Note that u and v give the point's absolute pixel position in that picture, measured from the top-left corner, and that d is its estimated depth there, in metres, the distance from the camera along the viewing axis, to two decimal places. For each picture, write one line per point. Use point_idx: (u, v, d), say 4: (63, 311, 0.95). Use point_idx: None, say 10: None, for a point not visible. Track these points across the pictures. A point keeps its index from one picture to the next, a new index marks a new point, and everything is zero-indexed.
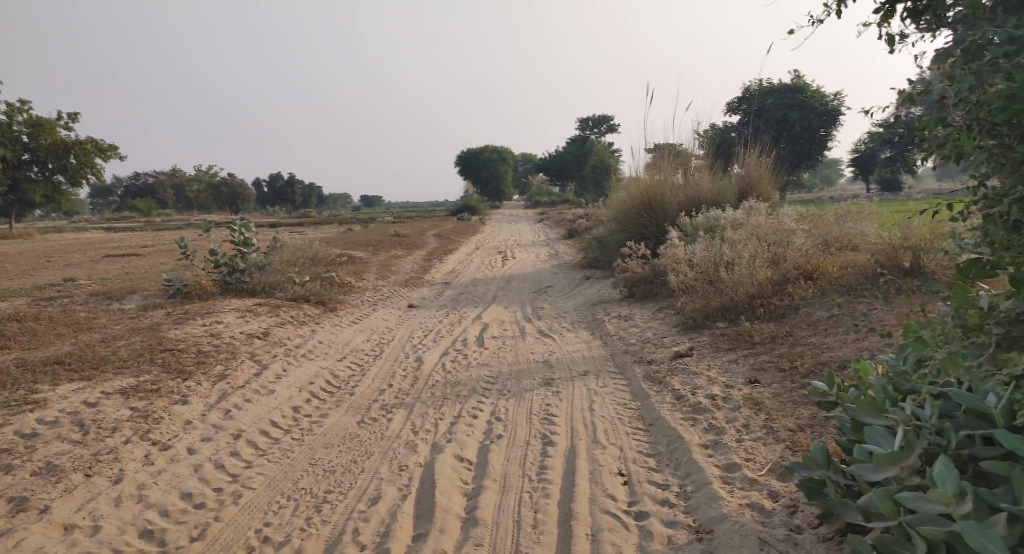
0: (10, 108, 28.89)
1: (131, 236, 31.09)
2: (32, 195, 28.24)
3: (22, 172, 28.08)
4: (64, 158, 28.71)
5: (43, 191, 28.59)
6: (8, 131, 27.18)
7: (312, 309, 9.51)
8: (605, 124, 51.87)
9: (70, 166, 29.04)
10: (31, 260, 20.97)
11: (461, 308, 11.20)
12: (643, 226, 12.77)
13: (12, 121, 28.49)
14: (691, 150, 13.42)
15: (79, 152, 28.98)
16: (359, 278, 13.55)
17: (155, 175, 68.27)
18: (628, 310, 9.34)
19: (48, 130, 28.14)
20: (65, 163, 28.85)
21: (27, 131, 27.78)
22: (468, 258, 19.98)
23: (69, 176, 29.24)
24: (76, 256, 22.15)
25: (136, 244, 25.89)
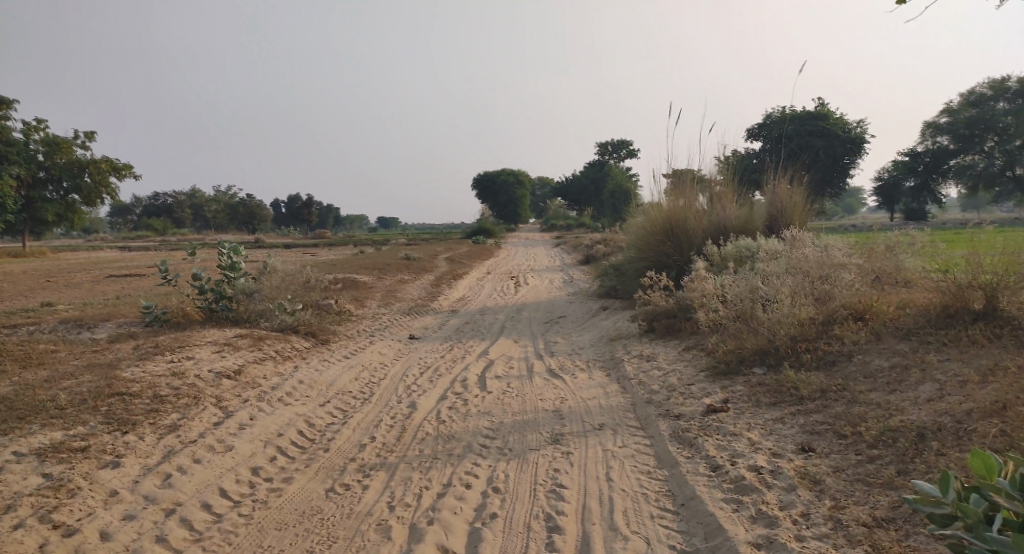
0: (30, 128, 28.75)
1: (143, 256, 30.66)
2: (45, 214, 27.81)
3: (37, 192, 27.72)
4: (79, 177, 28.43)
5: (57, 210, 28.16)
6: (24, 150, 26.90)
7: (301, 342, 8.71)
8: (625, 149, 51.19)
9: (86, 186, 28.70)
10: (33, 279, 20.41)
11: (465, 340, 10.34)
12: (664, 254, 11.88)
13: (30, 140, 28.31)
14: (716, 173, 12.53)
15: (95, 172, 28.69)
16: (359, 305, 12.73)
17: (174, 195, 68.45)
18: (648, 349, 8.43)
19: (65, 149, 27.90)
20: (80, 182, 28.55)
21: (42, 150, 27.48)
22: (479, 283, 19.13)
23: (84, 195, 28.89)
24: (81, 276, 21.59)
25: (145, 264, 25.32)
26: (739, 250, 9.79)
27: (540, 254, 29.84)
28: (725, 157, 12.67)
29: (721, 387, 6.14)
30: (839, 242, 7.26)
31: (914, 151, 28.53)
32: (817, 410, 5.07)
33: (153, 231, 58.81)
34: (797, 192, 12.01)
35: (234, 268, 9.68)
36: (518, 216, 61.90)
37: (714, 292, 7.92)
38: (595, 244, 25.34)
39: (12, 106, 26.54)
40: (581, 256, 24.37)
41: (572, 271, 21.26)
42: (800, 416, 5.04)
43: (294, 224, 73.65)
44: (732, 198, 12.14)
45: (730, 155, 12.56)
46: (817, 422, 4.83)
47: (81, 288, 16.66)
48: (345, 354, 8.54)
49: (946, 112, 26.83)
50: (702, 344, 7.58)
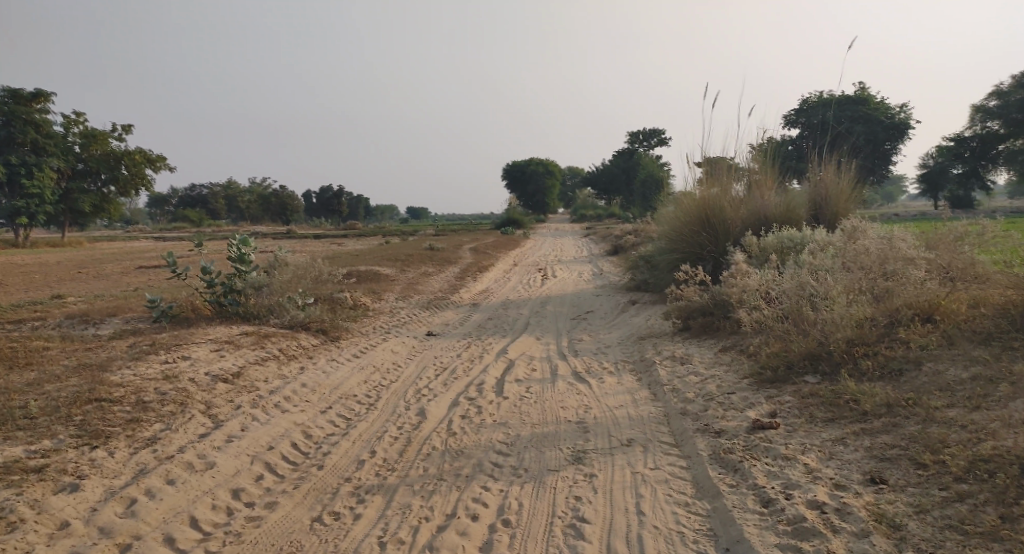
0: (66, 120, 28.72)
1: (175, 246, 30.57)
2: (83, 205, 27.68)
3: (77, 183, 27.70)
4: (113, 169, 28.42)
5: (94, 201, 28.04)
6: (63, 142, 26.85)
7: (312, 339, 8.18)
8: (656, 138, 50.05)
9: (122, 177, 28.60)
10: (63, 269, 20.25)
11: (486, 337, 9.73)
12: (698, 246, 11.13)
13: (67, 132, 28.31)
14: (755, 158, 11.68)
15: (130, 163, 28.52)
16: (378, 299, 12.19)
17: (207, 186, 69.02)
18: (682, 350, 7.71)
19: (100, 141, 27.90)
20: (117, 174, 28.46)
21: (80, 142, 27.49)
22: (505, 275, 18.50)
23: (120, 187, 28.81)
24: (110, 266, 21.42)
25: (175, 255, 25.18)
26: (782, 241, 9.03)
27: (569, 245, 29.10)
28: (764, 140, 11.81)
29: (768, 396, 5.42)
30: (901, 232, 6.46)
31: (964, 135, 26.94)
32: (885, 429, 4.36)
33: (187, 221, 59.40)
34: (843, 176, 11.14)
35: (245, 260, 9.27)
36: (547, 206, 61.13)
37: (757, 288, 7.17)
38: (625, 234, 24.52)
39: (48, 98, 26.54)
40: (611, 247, 23.56)
41: (602, 263, 20.51)
42: (864, 436, 4.34)
43: (325, 215, 73.82)
44: (772, 184, 11.30)
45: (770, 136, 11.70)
46: (885, 445, 4.12)
47: (104, 279, 16.41)
48: (355, 353, 7.98)
49: (997, 95, 25.05)
50: (745, 347, 6.85)
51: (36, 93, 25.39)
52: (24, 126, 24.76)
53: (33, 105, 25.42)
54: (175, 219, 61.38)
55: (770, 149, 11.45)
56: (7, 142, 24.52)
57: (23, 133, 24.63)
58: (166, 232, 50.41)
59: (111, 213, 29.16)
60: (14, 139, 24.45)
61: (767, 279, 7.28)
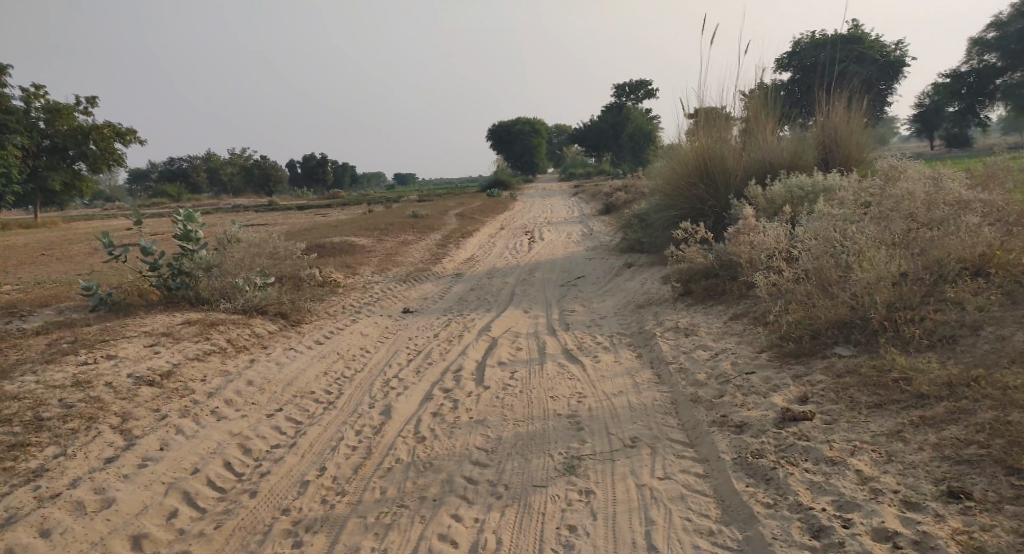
0: (29, 95, 27.24)
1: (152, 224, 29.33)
2: (51, 182, 26.33)
3: (43, 161, 26.23)
4: (83, 145, 26.83)
5: (63, 179, 26.70)
6: (25, 118, 25.35)
7: (271, 325, 7.24)
8: (643, 90, 48.65)
9: (91, 153, 27.12)
10: (29, 251, 19.21)
11: (466, 313, 8.83)
12: (697, 201, 10.22)
13: (30, 108, 26.78)
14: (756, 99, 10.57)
15: (99, 138, 26.96)
16: (351, 274, 11.24)
17: (186, 159, 66.99)
18: (685, 319, 6.82)
19: (65, 116, 26.24)
20: (86, 149, 26.99)
21: (44, 117, 25.97)
22: (492, 240, 17.49)
23: (90, 163, 27.33)
24: (79, 247, 20.29)
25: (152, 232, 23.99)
26: (791, 191, 8.22)
27: (560, 205, 28.00)
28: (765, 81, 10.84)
29: (795, 375, 4.54)
30: (945, 172, 5.49)
31: (960, 71, 25.74)
32: (953, 418, 3.44)
33: (167, 195, 57.71)
34: (854, 116, 10.19)
35: (192, 238, 8.23)
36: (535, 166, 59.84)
37: (772, 245, 6.24)
38: (615, 191, 23.52)
39: (8, 74, 24.97)
40: (601, 206, 22.55)
41: (594, 223, 19.51)
42: (924, 428, 3.45)
43: (311, 185, 72.16)
44: (775, 128, 10.36)
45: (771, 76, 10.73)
46: (958, 441, 3.26)
47: (65, 262, 15.26)
48: (317, 339, 7.05)
49: (993, 27, 24.62)
50: (762, 315, 5.95)
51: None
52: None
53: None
54: (155, 195, 59.66)
55: (772, 90, 10.49)
56: None
57: None
58: (149, 210, 48.92)
59: (82, 190, 27.72)
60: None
61: (783, 233, 6.35)
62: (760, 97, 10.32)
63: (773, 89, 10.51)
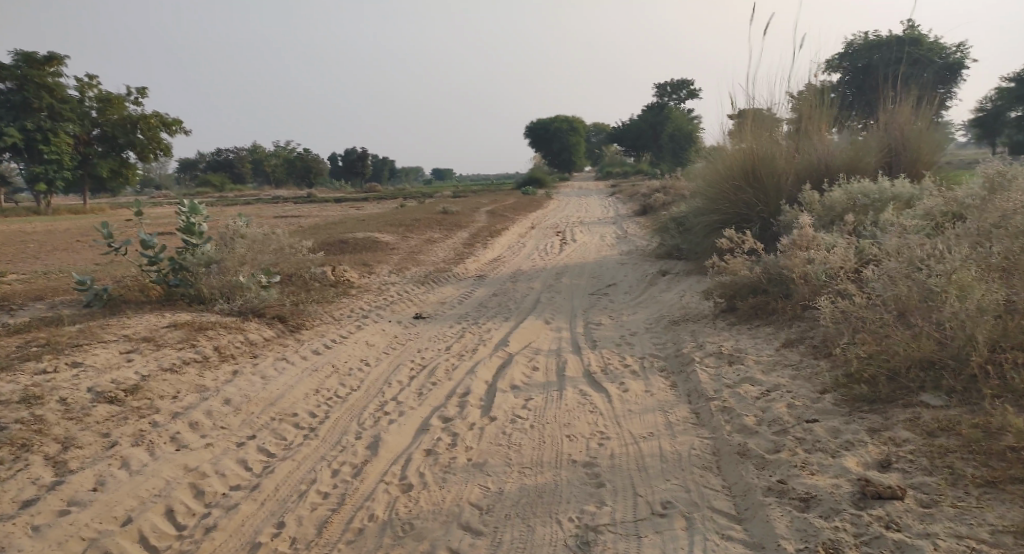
0: (79, 82, 27.19)
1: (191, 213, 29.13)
2: (100, 171, 26.10)
3: (90, 148, 26.06)
4: (129, 133, 26.49)
5: (111, 167, 26.41)
6: (78, 107, 25.27)
7: (270, 329, 6.59)
8: (686, 90, 47.28)
9: (139, 142, 26.82)
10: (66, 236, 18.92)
11: (484, 323, 8.09)
12: (744, 206, 9.32)
13: (81, 96, 26.70)
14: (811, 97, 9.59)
15: (146, 128, 26.69)
16: (369, 275, 10.56)
17: (232, 150, 67.53)
18: (727, 342, 5.98)
19: (115, 105, 26.07)
20: (134, 139, 26.68)
21: (96, 106, 25.84)
22: (520, 240, 16.70)
23: (138, 152, 27.06)
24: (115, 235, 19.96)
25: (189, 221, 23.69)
26: (853, 198, 7.33)
27: (594, 205, 27.07)
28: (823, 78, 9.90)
29: (871, 428, 3.70)
30: None
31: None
32: None
33: (213, 186, 58.18)
34: (924, 115, 9.13)
35: (194, 232, 7.51)
36: (572, 165, 58.82)
37: (837, 263, 5.40)
38: (655, 193, 22.49)
39: (61, 60, 24.96)
40: (639, 207, 21.57)
41: (628, 225, 18.58)
42: None
43: (348, 178, 72.32)
44: (832, 128, 9.37)
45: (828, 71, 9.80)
46: None
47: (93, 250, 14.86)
48: (318, 346, 6.34)
49: None
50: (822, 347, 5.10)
51: (48, 57, 23.96)
52: (37, 90, 23.31)
53: (45, 69, 23.86)
54: (199, 183, 60.16)
55: (831, 86, 9.54)
56: (22, 107, 23.20)
57: (37, 98, 23.28)
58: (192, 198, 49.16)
59: (129, 178, 27.39)
60: (28, 103, 23.00)
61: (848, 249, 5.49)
62: (816, 92, 9.39)
63: (831, 85, 9.56)
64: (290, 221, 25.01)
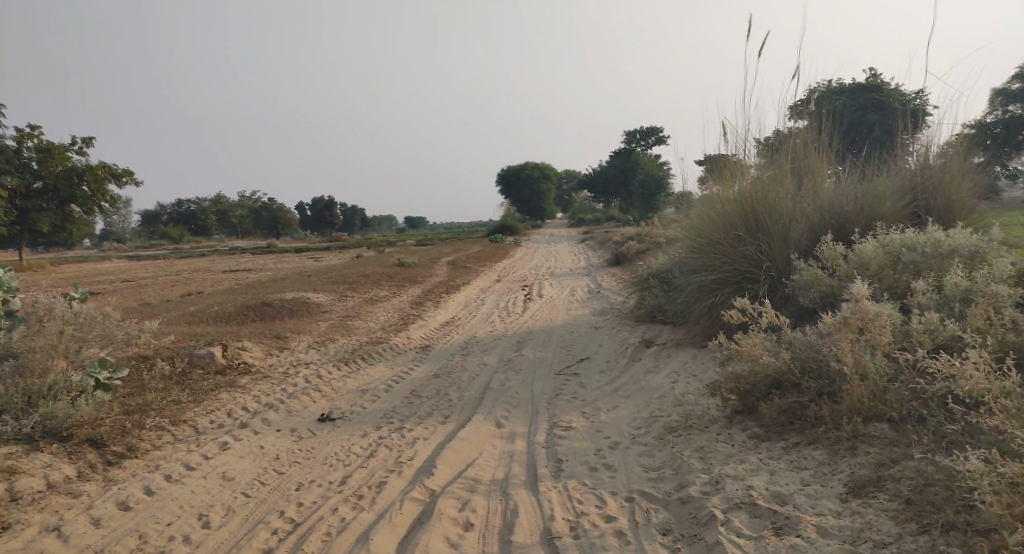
0: (21, 132, 24.18)
1: (138, 270, 26.13)
2: (40, 225, 22.41)
3: (31, 202, 22.53)
4: (73, 186, 23.15)
5: (53, 220, 22.68)
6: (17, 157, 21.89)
7: (69, 464, 4.60)
8: (654, 136, 46.26)
9: (83, 196, 23.32)
10: None
11: (412, 425, 5.94)
12: (745, 264, 7.36)
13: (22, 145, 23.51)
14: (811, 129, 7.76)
15: (92, 180, 23.24)
16: (280, 353, 8.33)
17: (197, 201, 64.54)
18: (759, 478, 3.87)
19: (60, 156, 22.78)
20: (77, 192, 23.28)
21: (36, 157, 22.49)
22: (479, 298, 14.60)
23: (83, 207, 23.73)
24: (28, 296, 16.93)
25: (131, 281, 20.84)
26: (894, 252, 5.57)
27: (565, 254, 25.19)
28: (820, 108, 8.15)
29: None
30: None
31: None
32: None
33: (169, 238, 55.01)
34: (956, 142, 7.32)
35: None
36: (542, 212, 57.36)
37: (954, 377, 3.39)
38: (629, 240, 20.68)
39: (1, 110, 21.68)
40: (611, 256, 19.69)
41: (600, 278, 16.59)
42: None
43: (315, 227, 70.03)
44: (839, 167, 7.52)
45: (827, 101, 8.23)
46: None
47: None
48: (130, 492, 4.43)
49: None
50: (948, 521, 3.11)
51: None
52: None
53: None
54: (158, 236, 56.73)
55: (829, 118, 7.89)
56: None
57: None
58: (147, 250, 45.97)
59: (75, 232, 23.89)
60: None
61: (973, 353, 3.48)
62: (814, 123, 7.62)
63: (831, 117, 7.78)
64: (238, 277, 22.50)
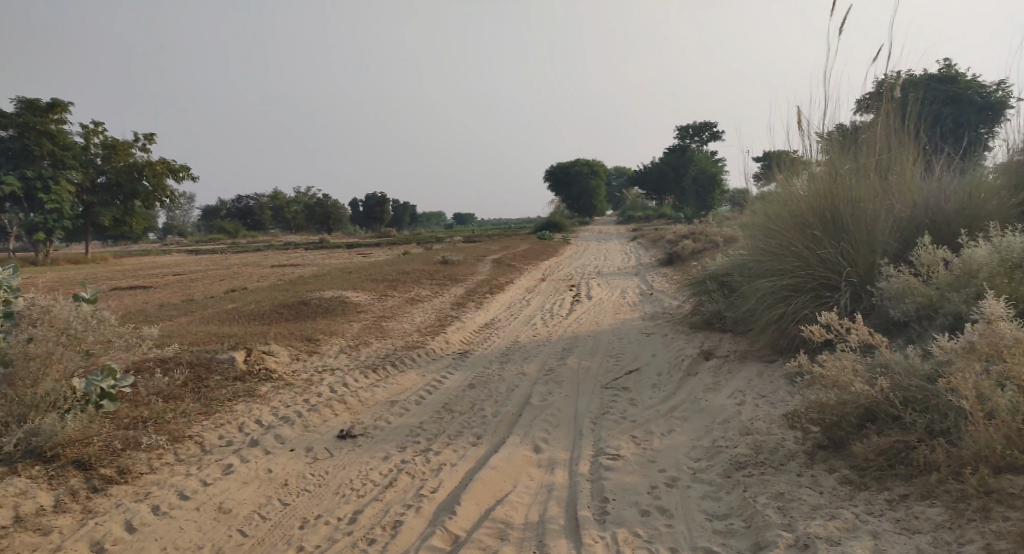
0: (86, 128, 24.42)
1: (193, 265, 26.19)
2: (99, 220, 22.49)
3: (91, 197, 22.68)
4: (134, 181, 23.09)
5: (115, 215, 22.74)
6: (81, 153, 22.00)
7: (47, 492, 4.07)
8: (709, 132, 44.71)
9: (142, 191, 23.33)
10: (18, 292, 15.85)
11: (440, 446, 5.28)
12: (821, 271, 6.45)
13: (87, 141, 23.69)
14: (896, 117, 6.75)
15: (152, 176, 23.19)
16: (308, 359, 7.78)
17: (254, 197, 65.52)
18: (860, 543, 3.41)
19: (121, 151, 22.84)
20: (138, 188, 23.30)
21: (100, 152, 22.55)
22: (523, 298, 13.89)
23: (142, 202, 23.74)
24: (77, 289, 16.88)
25: (181, 275, 20.70)
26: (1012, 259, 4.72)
27: (614, 252, 24.26)
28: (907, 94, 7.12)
29: None
30: None
31: None
32: None
33: (226, 233, 55.89)
34: None
35: None
36: (591, 209, 56.26)
37: None
38: (682, 239, 19.65)
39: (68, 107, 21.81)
40: (664, 255, 18.71)
41: (651, 278, 15.67)
42: None
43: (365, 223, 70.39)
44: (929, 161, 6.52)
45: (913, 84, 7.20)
46: None
47: None
48: (110, 529, 3.89)
49: None
50: None
51: (51, 104, 20.75)
52: (40, 138, 20.18)
53: (50, 117, 20.69)
54: (215, 230, 57.69)
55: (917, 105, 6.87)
56: (25, 156, 20.03)
57: (38, 145, 20.10)
58: (203, 244, 46.65)
59: (134, 227, 23.84)
60: (30, 152, 19.83)
61: None
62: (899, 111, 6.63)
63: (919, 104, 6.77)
64: (284, 273, 22.23)
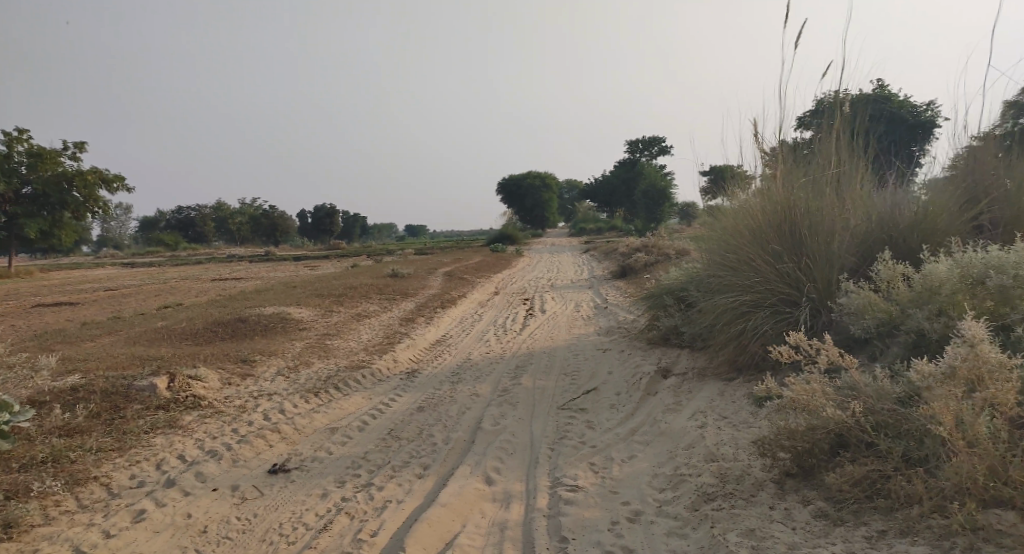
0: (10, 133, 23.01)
1: (127, 279, 24.93)
2: (25, 231, 21.16)
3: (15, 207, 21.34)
4: (63, 191, 21.89)
5: (41, 226, 21.43)
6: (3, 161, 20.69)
7: None
8: (658, 147, 45.22)
9: (72, 202, 22.08)
10: None
11: (383, 479, 4.85)
12: (779, 288, 6.25)
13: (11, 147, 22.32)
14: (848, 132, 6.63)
15: (82, 185, 21.99)
16: (242, 382, 7.21)
17: (196, 208, 63.45)
18: None
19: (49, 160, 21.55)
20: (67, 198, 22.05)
21: (25, 161, 21.26)
22: (475, 313, 13.50)
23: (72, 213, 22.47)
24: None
25: (114, 290, 19.59)
26: (975, 276, 4.52)
27: (566, 265, 24.08)
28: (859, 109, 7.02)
29: None
30: None
31: None
32: None
33: (166, 245, 53.85)
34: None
35: None
36: (543, 222, 56.26)
37: None
38: (634, 253, 19.56)
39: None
40: (616, 269, 18.59)
41: (604, 292, 15.46)
42: None
43: (314, 235, 68.94)
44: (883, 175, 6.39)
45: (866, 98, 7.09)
46: None
47: None
48: None
49: None
50: None
51: None
52: None
53: None
54: (155, 242, 55.57)
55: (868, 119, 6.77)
56: None
57: None
58: (141, 257, 44.80)
59: (63, 239, 22.51)
60: None
61: None
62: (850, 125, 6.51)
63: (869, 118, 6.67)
64: (226, 286, 21.31)
